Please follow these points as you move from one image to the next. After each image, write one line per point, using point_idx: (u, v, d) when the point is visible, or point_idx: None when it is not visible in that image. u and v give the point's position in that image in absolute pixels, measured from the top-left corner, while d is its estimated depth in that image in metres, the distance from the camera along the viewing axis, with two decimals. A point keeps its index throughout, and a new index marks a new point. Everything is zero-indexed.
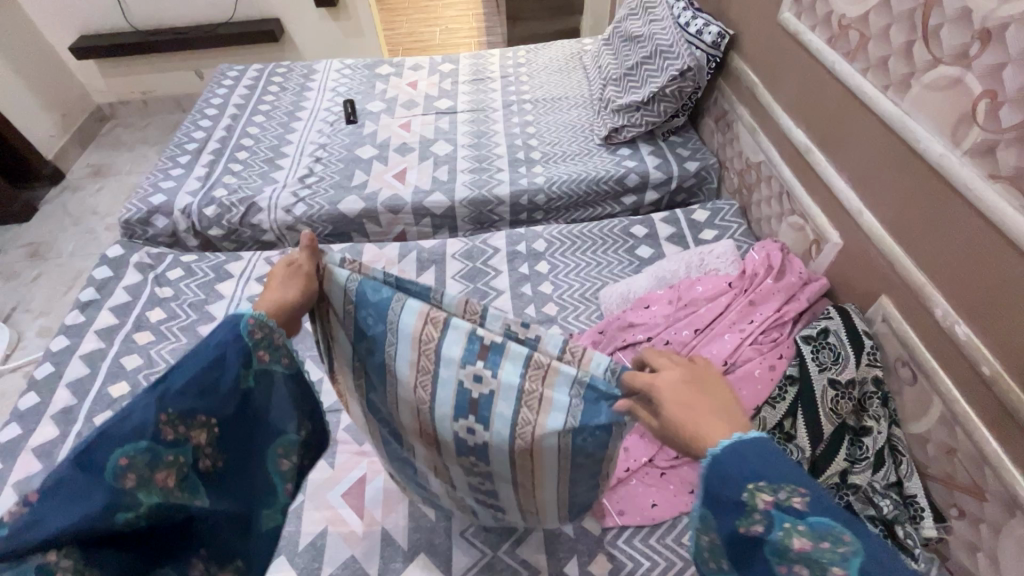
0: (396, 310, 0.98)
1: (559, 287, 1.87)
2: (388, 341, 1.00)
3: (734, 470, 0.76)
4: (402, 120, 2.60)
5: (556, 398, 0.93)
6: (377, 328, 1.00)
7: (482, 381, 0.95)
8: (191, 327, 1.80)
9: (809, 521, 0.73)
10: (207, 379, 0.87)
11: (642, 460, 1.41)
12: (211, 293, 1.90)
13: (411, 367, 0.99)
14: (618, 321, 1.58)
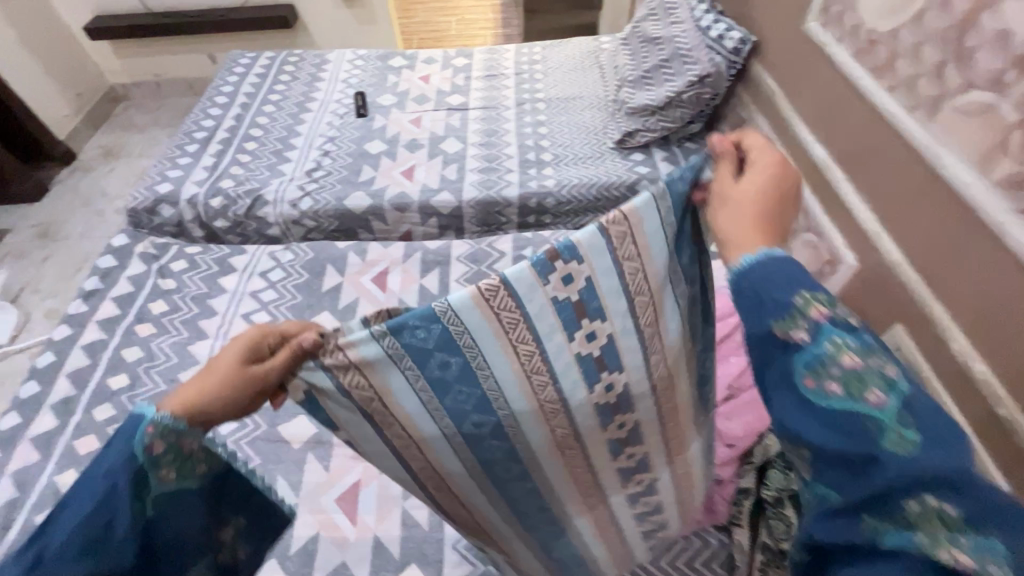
0: (451, 317, 0.85)
1: None
2: (463, 339, 0.87)
3: (781, 271, 0.75)
4: (412, 115, 2.56)
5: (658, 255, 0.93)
6: (438, 332, 0.85)
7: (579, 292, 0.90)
8: (193, 322, 1.80)
9: (861, 340, 0.70)
10: (100, 522, 0.80)
11: None
12: (214, 287, 1.90)
13: (503, 342, 0.89)
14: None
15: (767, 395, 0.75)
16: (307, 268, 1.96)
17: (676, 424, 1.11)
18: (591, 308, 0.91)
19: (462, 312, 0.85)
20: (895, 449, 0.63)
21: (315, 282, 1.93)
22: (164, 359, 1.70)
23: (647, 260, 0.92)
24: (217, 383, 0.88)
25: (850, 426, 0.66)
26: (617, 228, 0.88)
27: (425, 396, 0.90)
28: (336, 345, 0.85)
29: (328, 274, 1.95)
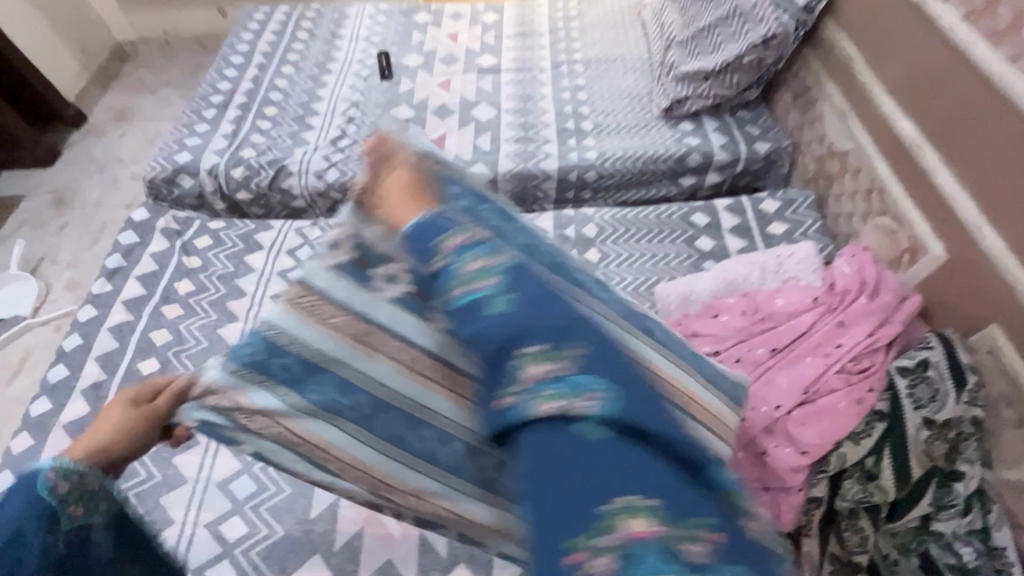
0: (280, 335, 0.89)
1: (610, 280, 1.73)
2: (292, 347, 0.89)
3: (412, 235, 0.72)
4: (441, 78, 2.39)
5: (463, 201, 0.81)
6: (259, 339, 0.90)
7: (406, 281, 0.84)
8: (222, 303, 1.73)
9: (480, 246, 0.68)
10: (8, 558, 0.82)
11: None
12: (241, 266, 1.81)
13: (314, 326, 0.89)
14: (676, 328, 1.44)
15: (470, 326, 0.62)
16: None
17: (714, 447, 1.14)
18: (372, 262, 0.89)
19: (300, 338, 0.89)
20: (574, 380, 0.56)
21: None
22: (194, 343, 1.63)
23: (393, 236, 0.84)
24: (111, 427, 0.90)
25: (493, 322, 0.60)
26: (363, 192, 0.88)
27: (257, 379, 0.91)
28: (196, 391, 0.92)
29: None
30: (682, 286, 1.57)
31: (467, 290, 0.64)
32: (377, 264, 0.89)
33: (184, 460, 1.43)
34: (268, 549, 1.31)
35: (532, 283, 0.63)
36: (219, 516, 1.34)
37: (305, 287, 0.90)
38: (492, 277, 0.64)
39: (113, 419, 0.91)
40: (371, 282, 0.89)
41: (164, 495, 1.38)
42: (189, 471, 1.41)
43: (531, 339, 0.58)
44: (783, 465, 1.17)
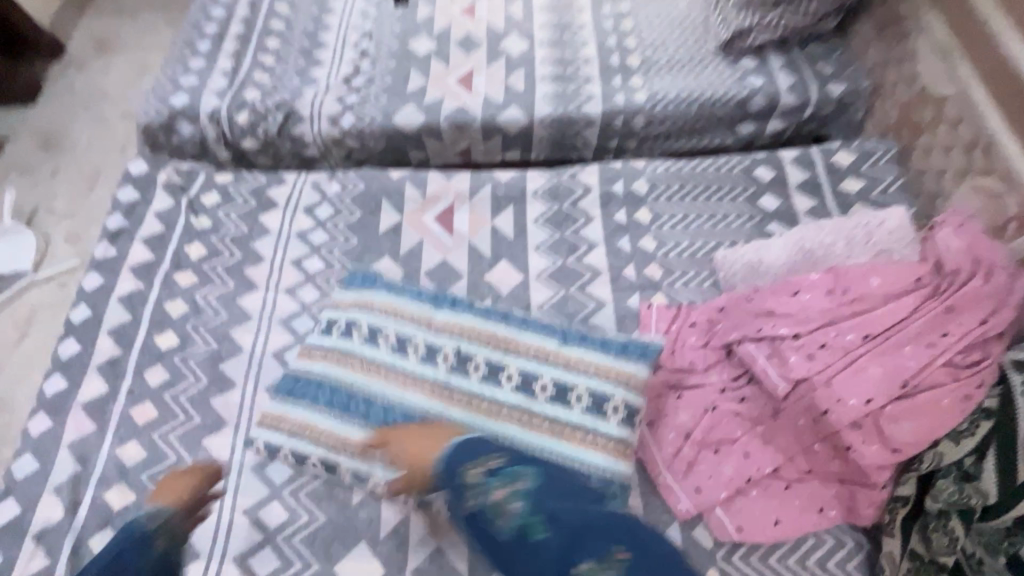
0: (309, 374, 1.36)
1: (663, 244, 1.57)
2: (328, 380, 1.35)
3: (451, 459, 1.11)
4: (465, 3, 2.09)
5: (392, 300, 1.42)
6: (313, 388, 1.35)
7: (390, 335, 1.37)
8: (239, 268, 1.58)
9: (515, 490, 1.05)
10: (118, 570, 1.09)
11: (767, 470, 1.21)
12: (256, 227, 1.65)
13: (349, 370, 1.35)
14: (749, 305, 1.30)
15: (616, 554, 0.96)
16: (359, 204, 1.69)
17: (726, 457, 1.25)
18: (436, 350, 1.35)
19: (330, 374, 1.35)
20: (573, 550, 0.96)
21: (369, 221, 1.66)
22: (212, 314, 1.50)
23: (392, 320, 1.39)
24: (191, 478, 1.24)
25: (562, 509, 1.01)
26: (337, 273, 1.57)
27: (326, 415, 1.32)
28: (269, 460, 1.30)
29: (384, 212, 1.68)
30: (750, 253, 1.41)
31: (512, 518, 1.03)
32: (399, 326, 1.38)
33: (214, 442, 1.34)
34: (311, 537, 1.25)
35: (558, 483, 1.08)
36: (258, 502, 1.28)
37: (328, 350, 1.38)
38: (524, 477, 1.07)
39: (184, 483, 1.22)
40: (396, 355, 1.36)
41: None
42: (221, 453, 1.33)
43: (550, 560, 0.99)
44: (869, 461, 1.09)
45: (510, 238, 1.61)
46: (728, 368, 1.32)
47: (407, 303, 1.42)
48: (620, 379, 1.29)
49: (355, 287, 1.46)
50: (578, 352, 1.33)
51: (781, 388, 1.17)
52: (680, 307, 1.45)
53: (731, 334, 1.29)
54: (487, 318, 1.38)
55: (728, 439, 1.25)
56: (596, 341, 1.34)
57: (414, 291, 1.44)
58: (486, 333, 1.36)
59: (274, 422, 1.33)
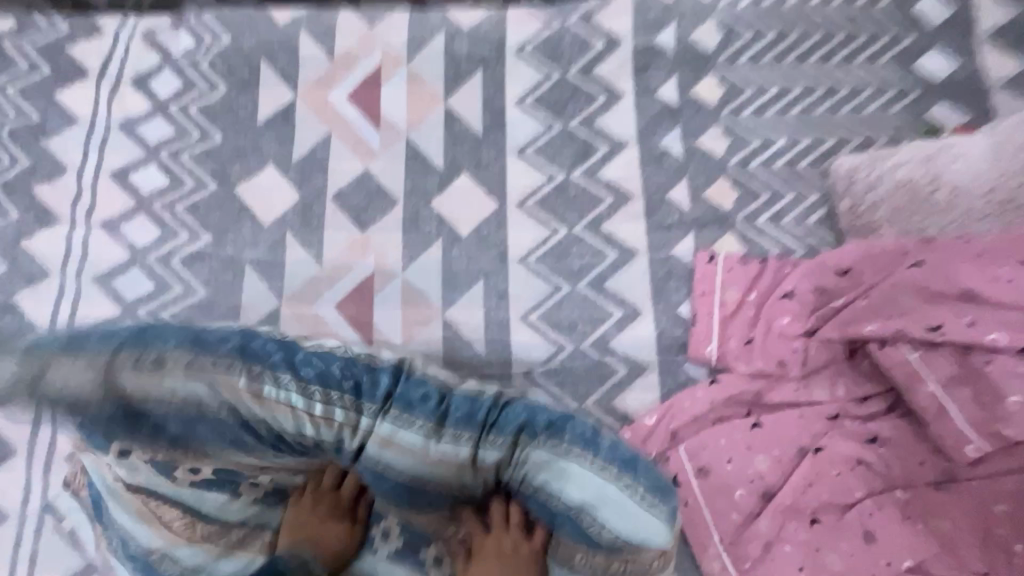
0: (104, 522, 0.75)
1: (740, 145, 0.91)
2: (120, 539, 0.74)
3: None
4: None
5: (166, 379, 0.71)
6: (115, 533, 0.75)
7: (203, 463, 0.75)
8: (26, 187, 0.95)
9: None
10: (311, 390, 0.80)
11: (903, 564, 0.70)
12: (52, 113, 0.98)
13: (164, 534, 0.73)
14: (909, 272, 0.74)
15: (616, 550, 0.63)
16: (222, 72, 0.99)
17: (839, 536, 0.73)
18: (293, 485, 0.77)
19: (142, 545, 0.72)
20: None
21: (241, 103, 0.98)
22: None
23: (193, 436, 0.73)
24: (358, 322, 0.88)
25: None
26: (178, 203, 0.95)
27: (130, 570, 0.74)
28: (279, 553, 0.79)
29: (265, 83, 0.99)
30: (910, 172, 0.80)
31: None
32: (217, 445, 0.74)
33: None
34: None
35: None
36: None
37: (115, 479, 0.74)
38: None
39: (310, 505, 0.78)
40: (222, 493, 0.77)
41: None
42: (8, 501, 0.83)
43: None
44: None
45: (477, 130, 0.94)
46: (845, 377, 0.78)
47: (212, 409, 0.72)
48: (612, 566, 0.68)
49: (130, 346, 0.72)
50: (548, 519, 0.73)
51: (966, 447, 0.69)
52: (764, 263, 0.84)
53: (868, 328, 0.74)
54: (380, 458, 0.73)
55: (837, 502, 0.73)
56: (572, 516, 0.70)
57: (224, 371, 0.72)
58: (374, 476, 0.75)
59: (79, 491, 0.79)
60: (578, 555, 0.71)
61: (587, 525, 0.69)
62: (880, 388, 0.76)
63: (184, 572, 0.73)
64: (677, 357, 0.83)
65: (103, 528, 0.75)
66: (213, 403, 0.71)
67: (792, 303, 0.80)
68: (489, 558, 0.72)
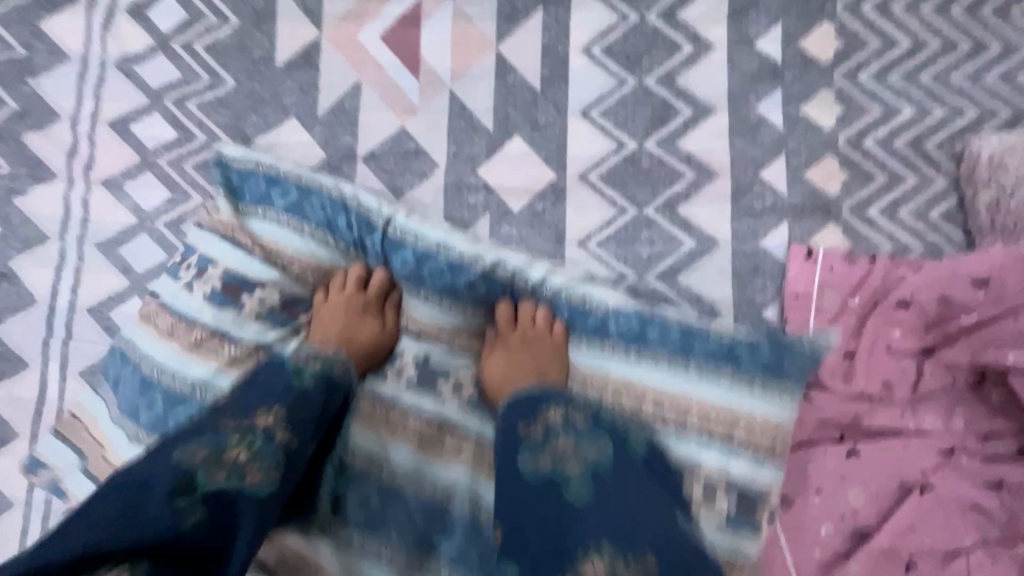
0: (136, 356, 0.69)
1: (857, 113, 0.74)
2: (159, 376, 0.67)
3: (530, 399, 0.58)
4: None
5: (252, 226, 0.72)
6: (151, 389, 0.67)
7: (274, 303, 0.70)
8: (13, 135, 0.83)
9: (588, 425, 0.56)
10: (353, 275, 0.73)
11: None
12: (40, 47, 0.84)
13: (171, 343, 0.68)
14: None
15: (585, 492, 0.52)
16: (233, 1, 0.84)
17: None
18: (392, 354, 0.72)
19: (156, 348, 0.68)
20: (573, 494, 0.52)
21: (256, 41, 0.83)
22: None
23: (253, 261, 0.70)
24: None
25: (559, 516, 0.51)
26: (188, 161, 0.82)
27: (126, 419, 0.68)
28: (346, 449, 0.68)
29: (285, 16, 0.83)
30: None
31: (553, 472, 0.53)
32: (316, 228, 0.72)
33: None
34: None
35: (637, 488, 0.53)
36: None
37: (175, 318, 0.69)
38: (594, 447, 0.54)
39: (342, 302, 0.70)
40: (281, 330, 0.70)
41: None
42: (12, 486, 0.77)
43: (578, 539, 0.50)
44: None
45: (534, 83, 0.79)
46: (967, 407, 0.66)
47: (283, 236, 0.71)
48: (691, 412, 0.64)
49: (240, 166, 0.73)
50: (651, 350, 0.66)
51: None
52: (874, 261, 0.70)
53: (1010, 358, 0.62)
54: (489, 271, 0.69)
55: (940, 550, 0.63)
56: (702, 338, 0.65)
57: (330, 208, 0.71)
58: (470, 302, 0.71)
59: (74, 430, 0.72)
60: (690, 409, 0.64)
61: (706, 358, 0.65)
62: (1013, 424, 0.64)
63: (192, 392, 0.66)
64: None
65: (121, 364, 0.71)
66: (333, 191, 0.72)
67: (907, 316, 0.67)
68: (501, 350, 0.68)
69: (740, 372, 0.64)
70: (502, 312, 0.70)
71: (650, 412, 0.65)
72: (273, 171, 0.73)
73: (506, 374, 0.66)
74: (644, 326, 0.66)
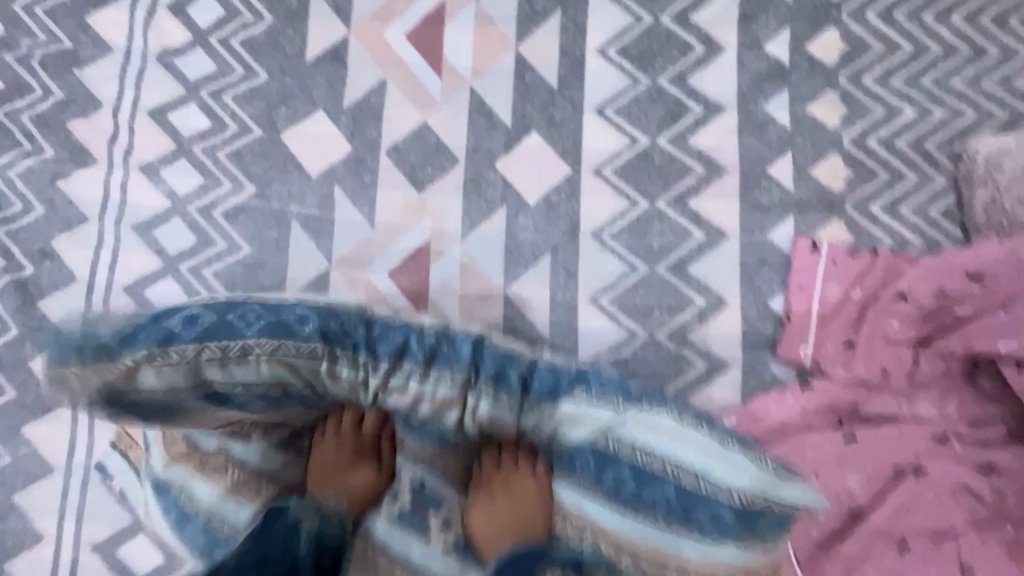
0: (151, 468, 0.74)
1: (861, 114, 0.78)
2: (175, 489, 0.72)
3: (533, 555, 0.66)
4: None
5: (210, 373, 0.66)
6: (167, 496, 0.73)
7: (268, 428, 0.72)
8: (59, 123, 0.88)
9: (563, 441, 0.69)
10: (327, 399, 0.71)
11: None
12: (85, 40, 0.89)
13: (185, 471, 0.72)
14: None
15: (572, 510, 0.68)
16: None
17: (932, 558, 0.66)
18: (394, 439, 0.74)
19: (169, 477, 0.72)
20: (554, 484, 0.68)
21: (288, 37, 0.88)
22: (22, 208, 0.86)
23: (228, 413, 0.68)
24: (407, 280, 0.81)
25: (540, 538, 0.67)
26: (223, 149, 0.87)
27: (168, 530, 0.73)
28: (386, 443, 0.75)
29: (316, 13, 0.88)
30: None
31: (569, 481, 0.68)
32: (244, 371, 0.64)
33: (41, 433, 0.82)
34: None
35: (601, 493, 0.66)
36: (117, 535, 0.80)
37: (185, 442, 0.72)
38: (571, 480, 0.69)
39: (333, 445, 0.74)
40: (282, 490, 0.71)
41: (18, 490, 0.81)
42: (54, 454, 0.81)
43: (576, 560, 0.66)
44: None
45: (551, 81, 0.83)
46: (960, 394, 0.69)
47: (264, 383, 0.69)
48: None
49: (143, 332, 0.64)
50: (621, 505, 0.64)
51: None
52: (875, 255, 0.73)
53: (1002, 346, 0.65)
54: (466, 413, 0.69)
55: (932, 529, 0.67)
56: (664, 485, 0.63)
57: (262, 339, 0.64)
58: (443, 428, 0.71)
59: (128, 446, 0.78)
60: (669, 568, 0.63)
61: (672, 513, 0.62)
62: (1004, 410, 0.68)
63: (210, 518, 0.71)
64: (763, 355, 0.75)
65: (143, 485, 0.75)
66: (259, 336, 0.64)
67: (905, 308, 0.70)
68: (494, 486, 0.73)
69: (704, 533, 0.61)
70: (490, 455, 0.75)
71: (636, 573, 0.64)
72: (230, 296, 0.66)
73: (495, 530, 0.71)
74: (601, 469, 0.65)
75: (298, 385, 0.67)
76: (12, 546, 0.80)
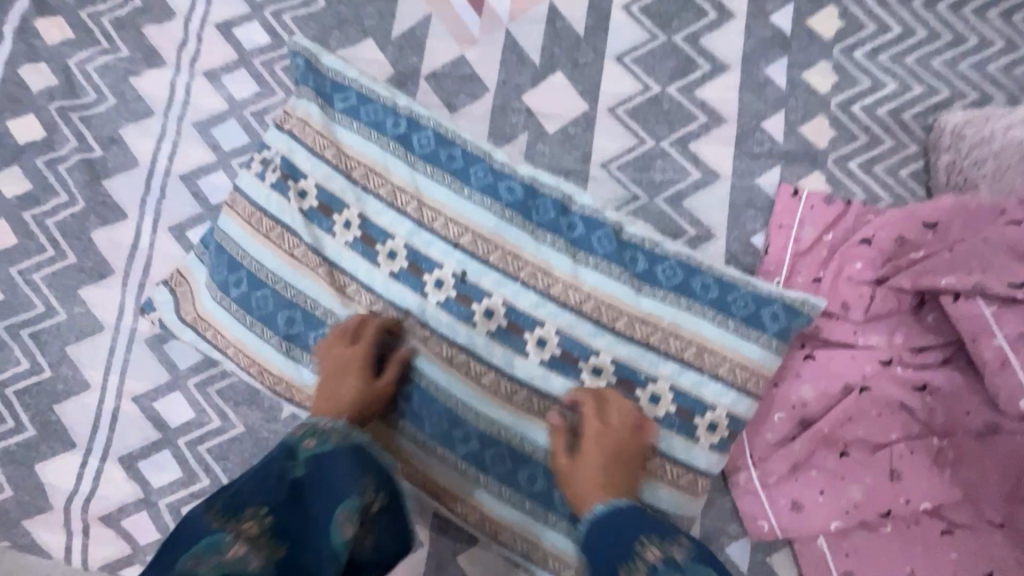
0: (223, 240, 0.82)
1: (849, 83, 0.88)
2: (249, 262, 0.80)
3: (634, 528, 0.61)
4: None
5: (333, 130, 0.82)
6: (239, 269, 0.80)
7: (317, 199, 0.80)
8: (135, 26, 0.98)
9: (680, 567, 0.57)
10: (410, 181, 0.80)
11: (923, 506, 0.74)
12: None
13: (273, 250, 0.80)
14: (991, 231, 0.75)
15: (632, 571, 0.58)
16: None
17: (868, 467, 0.76)
18: (427, 265, 0.78)
19: (255, 255, 0.80)
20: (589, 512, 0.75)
21: None
22: (96, 98, 0.96)
23: (334, 173, 0.80)
24: (333, 378, 0.71)
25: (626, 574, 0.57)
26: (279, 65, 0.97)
27: (239, 316, 0.80)
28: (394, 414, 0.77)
29: None
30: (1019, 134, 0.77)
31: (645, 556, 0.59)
32: (368, 137, 0.81)
33: (95, 296, 0.92)
34: (224, 449, 0.88)
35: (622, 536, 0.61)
36: (154, 392, 0.90)
37: (255, 211, 0.81)
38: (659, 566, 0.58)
39: (340, 356, 0.72)
40: (365, 256, 0.79)
41: (70, 343, 0.91)
42: (105, 314, 0.91)
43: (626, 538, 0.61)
44: None
45: (578, 30, 0.93)
46: (906, 327, 0.79)
47: (355, 140, 0.81)
48: (724, 366, 0.74)
49: (306, 95, 0.83)
50: (689, 300, 0.76)
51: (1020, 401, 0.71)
52: (846, 206, 0.83)
53: (945, 281, 0.75)
54: (530, 183, 0.80)
55: (870, 441, 0.77)
56: (735, 299, 0.75)
57: (381, 113, 0.82)
58: (508, 205, 0.78)
59: (176, 285, 0.86)
60: (723, 362, 0.74)
61: (740, 320, 0.75)
62: (941, 341, 0.78)
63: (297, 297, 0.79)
64: None
65: (214, 267, 0.81)
66: (386, 108, 0.83)
67: (863, 251, 0.80)
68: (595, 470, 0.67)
69: (765, 336, 0.74)
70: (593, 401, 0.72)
71: (686, 358, 0.75)
72: (339, 77, 0.84)
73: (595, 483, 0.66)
74: (687, 278, 0.76)
75: (396, 162, 0.80)
76: (60, 392, 0.90)
